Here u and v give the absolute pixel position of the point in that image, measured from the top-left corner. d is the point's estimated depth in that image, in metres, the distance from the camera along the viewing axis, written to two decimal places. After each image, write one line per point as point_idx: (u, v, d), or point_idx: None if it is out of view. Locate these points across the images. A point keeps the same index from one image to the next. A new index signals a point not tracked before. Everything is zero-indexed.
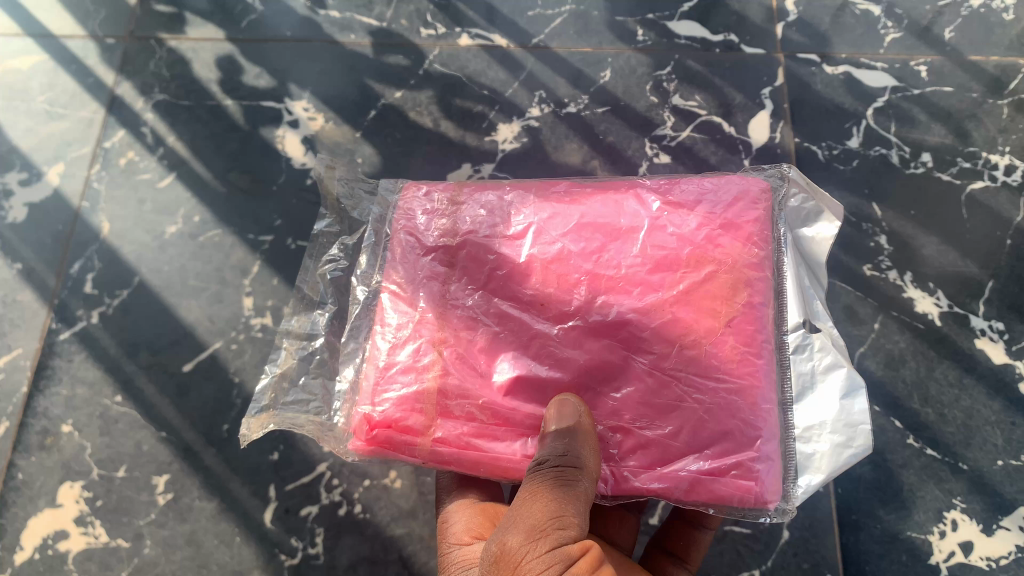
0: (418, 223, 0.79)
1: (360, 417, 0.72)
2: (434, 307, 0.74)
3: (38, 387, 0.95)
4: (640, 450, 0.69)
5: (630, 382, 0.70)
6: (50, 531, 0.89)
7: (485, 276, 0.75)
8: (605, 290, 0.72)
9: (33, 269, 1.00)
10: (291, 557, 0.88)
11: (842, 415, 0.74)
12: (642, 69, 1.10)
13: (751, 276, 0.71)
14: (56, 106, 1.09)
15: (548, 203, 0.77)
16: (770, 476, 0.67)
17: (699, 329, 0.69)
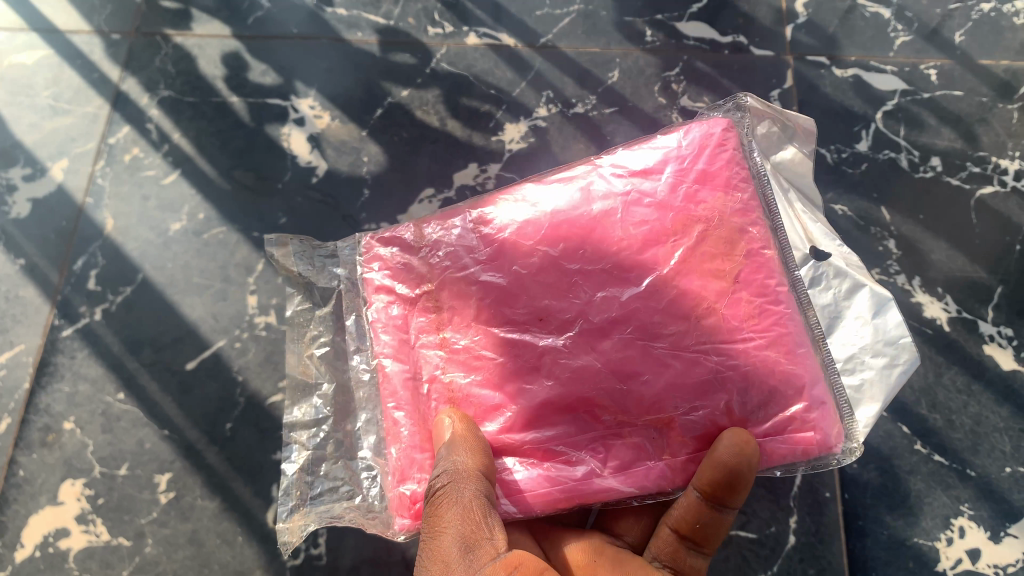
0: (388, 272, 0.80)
1: (399, 496, 0.73)
2: (439, 362, 0.75)
3: (40, 383, 0.94)
4: (689, 433, 0.71)
5: (654, 371, 0.71)
6: (51, 528, 0.89)
7: (474, 308, 0.76)
8: (602, 286, 0.75)
9: (36, 264, 0.99)
10: (293, 558, 0.87)
11: (879, 334, 0.79)
12: (650, 70, 1.10)
13: (740, 224, 0.76)
14: (61, 101, 1.08)
15: (511, 220, 0.79)
16: (828, 422, 0.71)
17: (710, 295, 0.73)
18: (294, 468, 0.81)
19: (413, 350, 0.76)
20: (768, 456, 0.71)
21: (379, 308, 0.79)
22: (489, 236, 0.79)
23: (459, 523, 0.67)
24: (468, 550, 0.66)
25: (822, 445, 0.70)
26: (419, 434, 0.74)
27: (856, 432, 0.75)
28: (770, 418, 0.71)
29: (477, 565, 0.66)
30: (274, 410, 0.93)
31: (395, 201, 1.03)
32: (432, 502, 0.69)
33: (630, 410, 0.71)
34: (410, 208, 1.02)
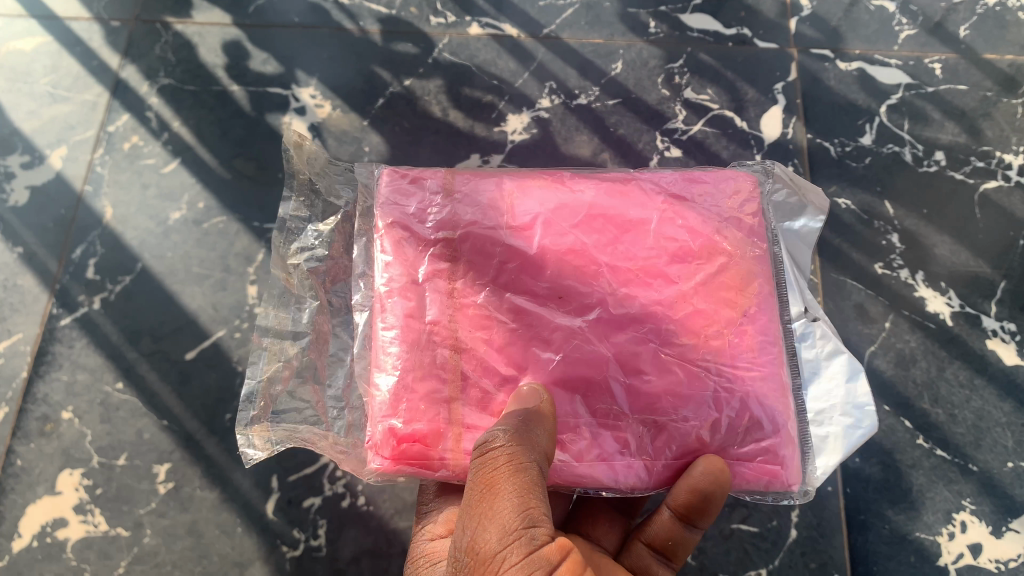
0: (413, 215, 0.76)
1: (383, 430, 0.69)
2: (445, 313, 0.72)
3: (38, 372, 0.94)
4: (666, 442, 0.69)
5: (657, 374, 0.70)
6: (49, 518, 0.88)
7: (494, 269, 0.73)
8: (626, 283, 0.73)
9: (34, 253, 0.99)
10: (292, 549, 0.87)
11: (847, 398, 0.79)
12: (653, 62, 1.09)
13: (759, 268, 0.75)
14: (60, 89, 1.07)
15: (549, 194, 0.76)
16: (794, 462, 0.70)
17: (719, 319, 0.72)
18: (261, 376, 0.79)
19: (421, 291, 0.73)
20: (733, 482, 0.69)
21: (393, 242, 0.75)
22: (524, 205, 0.76)
23: (520, 490, 0.62)
24: (529, 523, 0.61)
25: (783, 482, 0.69)
26: (413, 373, 0.70)
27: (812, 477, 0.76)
28: (748, 443, 0.70)
29: (537, 541, 0.60)
30: None
31: None
32: (488, 463, 0.64)
33: (627, 405, 0.70)
34: None
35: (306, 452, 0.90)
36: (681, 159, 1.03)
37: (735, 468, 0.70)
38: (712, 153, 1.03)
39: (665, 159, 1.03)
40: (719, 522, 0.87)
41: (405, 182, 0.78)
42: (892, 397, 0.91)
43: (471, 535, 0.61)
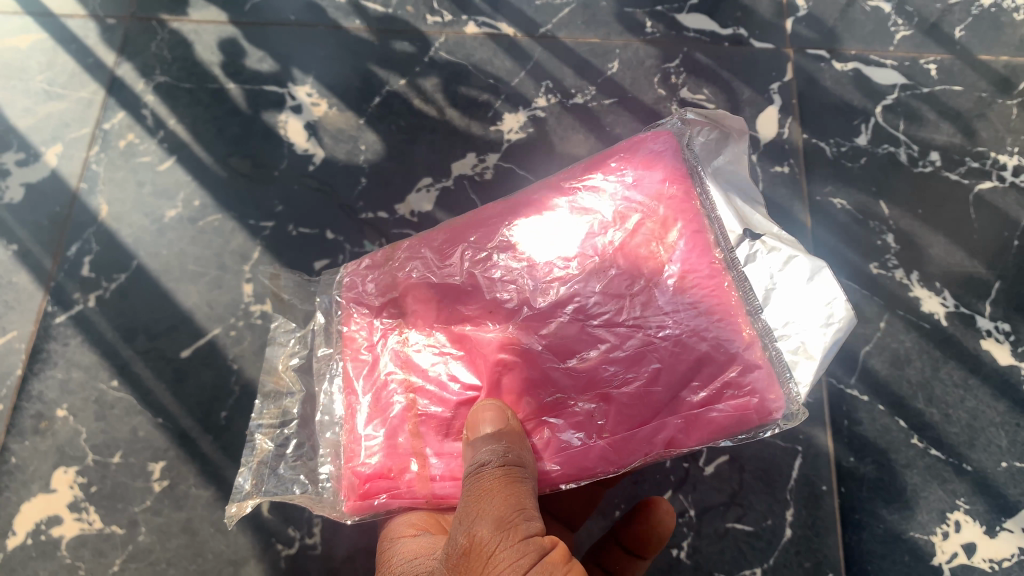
0: (361, 287, 0.81)
1: (350, 473, 0.72)
2: (396, 360, 0.76)
3: (33, 369, 0.93)
4: (621, 406, 0.70)
5: (591, 349, 0.72)
6: (43, 516, 0.88)
7: (435, 308, 0.77)
8: (548, 272, 0.76)
9: (29, 250, 0.98)
10: (287, 547, 0.87)
11: (816, 297, 0.74)
12: (650, 61, 1.09)
13: (678, 215, 0.75)
14: (55, 86, 1.07)
15: (474, 230, 0.81)
16: (764, 383, 0.68)
17: (645, 275, 0.73)
18: (253, 463, 0.79)
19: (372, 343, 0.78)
20: (707, 426, 0.68)
21: (349, 312, 0.80)
22: (453, 246, 0.80)
23: (512, 495, 0.64)
24: (525, 519, 0.63)
25: (761, 409, 0.68)
26: (376, 419, 0.73)
27: (796, 393, 0.69)
28: (711, 389, 0.69)
29: (532, 531, 0.63)
30: None
31: (392, 190, 1.02)
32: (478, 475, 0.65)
33: (568, 387, 0.71)
34: (407, 197, 1.01)
35: None
36: None
37: (702, 411, 0.68)
38: None
39: None
40: (715, 521, 0.87)
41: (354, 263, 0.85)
42: (886, 396, 0.92)
43: (469, 524, 0.63)
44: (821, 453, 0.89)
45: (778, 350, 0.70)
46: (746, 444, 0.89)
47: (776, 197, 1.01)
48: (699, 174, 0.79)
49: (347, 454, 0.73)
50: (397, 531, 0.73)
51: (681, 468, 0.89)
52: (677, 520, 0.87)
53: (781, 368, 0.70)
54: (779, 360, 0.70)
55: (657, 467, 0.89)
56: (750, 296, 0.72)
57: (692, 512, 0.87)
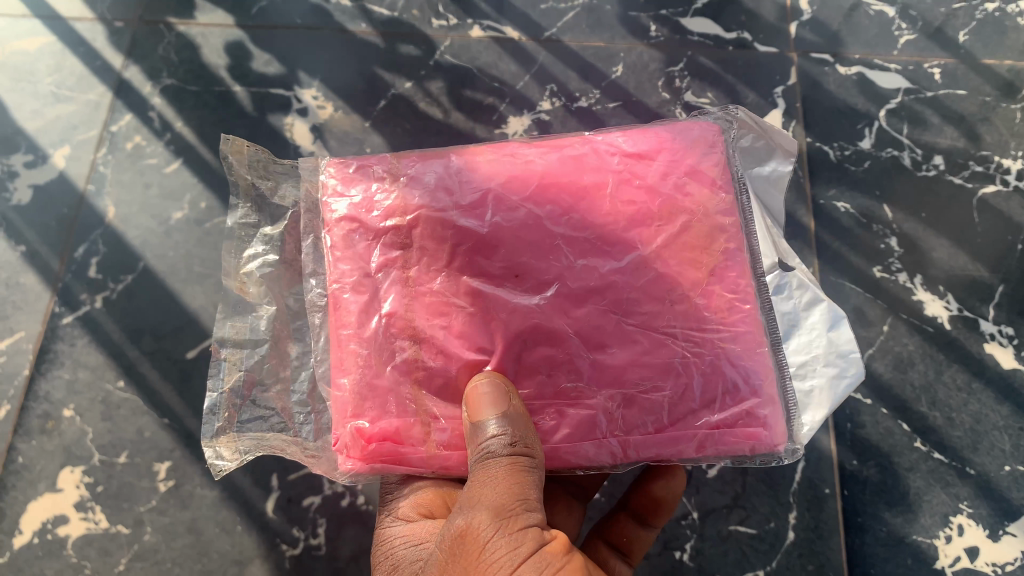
0: (360, 207, 0.73)
1: (351, 430, 0.67)
2: (401, 303, 0.69)
3: (40, 370, 0.94)
4: (643, 414, 0.67)
5: (621, 345, 0.68)
6: (50, 515, 0.88)
7: (446, 252, 0.70)
8: (582, 253, 0.70)
9: (37, 252, 0.99)
10: (292, 547, 0.87)
11: (831, 347, 0.75)
12: (654, 65, 1.10)
13: (725, 223, 0.72)
14: (63, 89, 1.08)
15: (496, 168, 0.73)
16: (777, 421, 0.68)
17: (684, 282, 0.70)
18: (223, 387, 0.74)
19: (373, 279, 0.70)
20: (716, 448, 0.67)
21: (343, 236, 0.72)
22: (475, 182, 0.73)
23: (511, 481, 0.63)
24: (524, 510, 0.63)
25: (768, 443, 0.68)
26: (374, 369, 0.68)
27: (800, 434, 0.72)
28: (728, 410, 0.68)
29: (532, 522, 0.63)
30: None
31: None
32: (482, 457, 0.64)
33: (592, 380, 0.67)
34: None
35: None
36: None
37: (715, 431, 0.67)
38: None
39: None
40: (717, 523, 0.87)
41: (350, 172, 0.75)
42: (890, 399, 0.92)
43: (468, 512, 0.64)
44: (824, 456, 0.89)
45: (793, 388, 0.72)
46: None
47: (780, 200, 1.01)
48: (742, 184, 0.77)
49: (340, 401, 0.68)
50: (402, 512, 0.74)
51: None
52: (680, 522, 0.87)
53: (793, 407, 0.71)
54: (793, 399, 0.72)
55: None
56: (775, 326, 0.72)
57: (695, 515, 0.88)
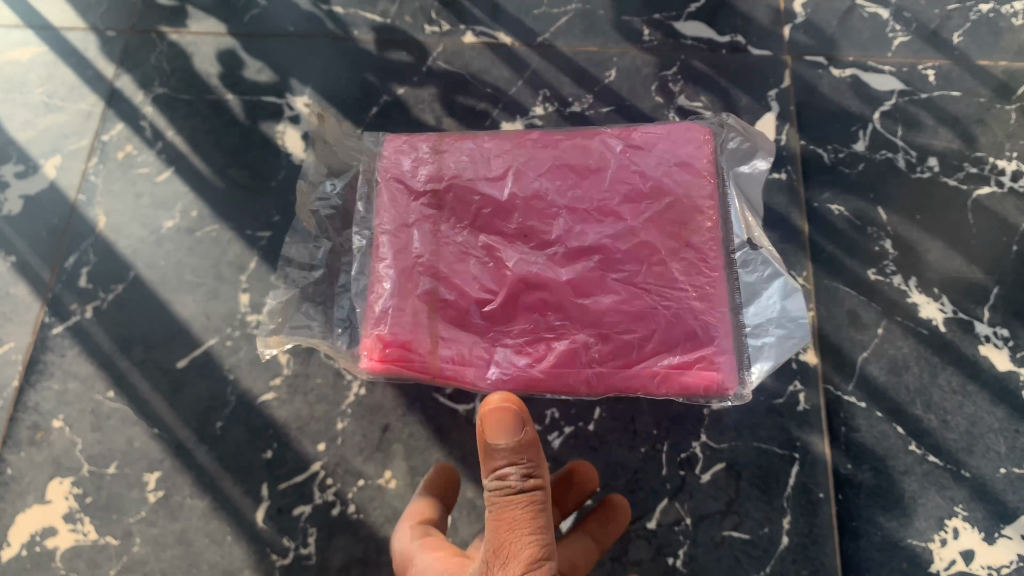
0: (406, 170, 0.90)
1: (374, 337, 0.84)
2: (429, 248, 0.87)
3: (30, 380, 0.94)
4: (616, 353, 0.82)
5: (604, 294, 0.84)
6: (39, 527, 0.88)
7: (472, 215, 0.88)
8: (581, 222, 0.86)
9: (27, 262, 0.99)
10: (282, 557, 0.86)
11: (782, 314, 0.88)
12: (647, 70, 1.09)
13: (706, 203, 0.85)
14: (54, 99, 1.08)
15: (523, 150, 0.90)
16: (731, 367, 0.80)
17: (663, 249, 0.84)
18: None
19: (409, 231, 0.88)
20: (672, 386, 0.80)
21: (387, 193, 0.89)
22: (502, 160, 0.90)
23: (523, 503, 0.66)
24: (538, 535, 0.65)
25: (720, 386, 0.80)
26: (401, 297, 0.85)
27: (748, 382, 0.83)
28: (687, 354, 0.81)
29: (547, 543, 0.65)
30: (265, 410, 0.92)
31: None
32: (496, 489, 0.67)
33: (577, 321, 0.83)
34: None
35: (297, 460, 0.90)
36: None
37: (675, 371, 0.80)
38: None
39: None
40: (710, 529, 0.86)
41: (408, 144, 0.91)
42: (884, 403, 0.91)
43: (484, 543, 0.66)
44: (819, 460, 0.89)
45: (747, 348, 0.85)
46: (742, 451, 0.89)
47: (773, 203, 1.01)
48: (726, 177, 0.91)
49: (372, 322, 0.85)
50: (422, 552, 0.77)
51: (676, 476, 0.88)
52: (673, 528, 0.86)
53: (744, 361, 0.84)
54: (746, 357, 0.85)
55: (653, 475, 0.88)
56: (736, 294, 0.85)
57: (688, 520, 0.87)
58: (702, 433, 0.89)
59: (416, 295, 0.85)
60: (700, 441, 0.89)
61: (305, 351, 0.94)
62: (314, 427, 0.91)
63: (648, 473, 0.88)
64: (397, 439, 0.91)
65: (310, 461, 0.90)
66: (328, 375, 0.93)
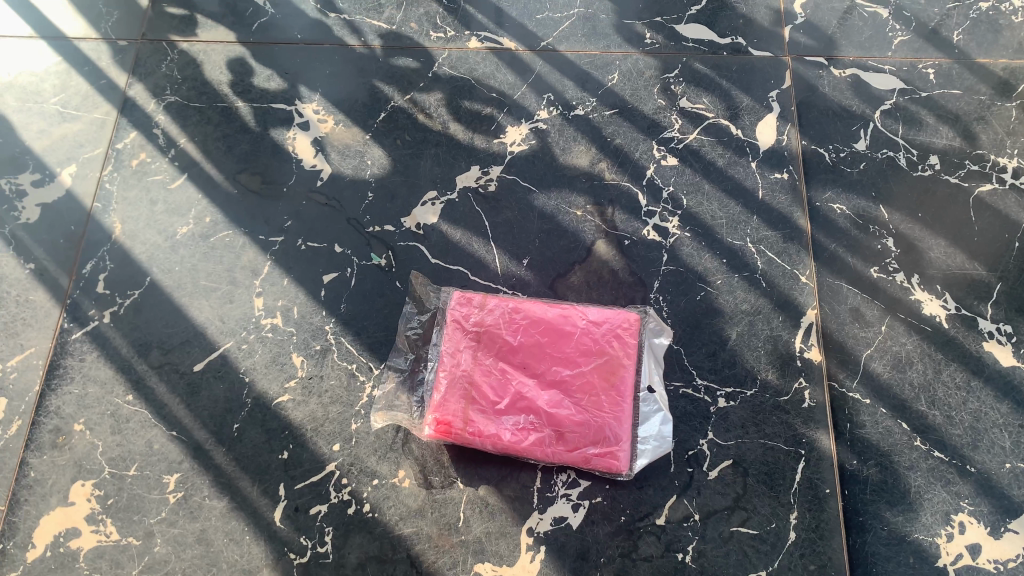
0: (424, 212, 1.03)
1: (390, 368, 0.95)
2: (437, 293, 0.99)
3: (50, 385, 0.96)
4: (556, 426, 0.87)
5: (551, 382, 0.89)
6: (62, 528, 0.90)
7: (478, 258, 1.01)
8: (555, 289, 0.98)
9: (45, 269, 1.01)
10: (299, 556, 0.88)
11: None
12: (650, 72, 1.11)
13: (657, 285, 0.98)
14: (68, 108, 1.10)
15: (523, 198, 1.04)
16: (607, 456, 0.85)
17: (603, 392, 0.87)
18: None
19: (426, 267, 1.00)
20: (585, 461, 0.85)
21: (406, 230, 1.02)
22: (505, 205, 1.03)
23: None
24: None
25: (585, 461, 0.85)
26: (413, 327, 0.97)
27: (729, 418, 0.92)
28: (610, 441, 0.85)
29: None
30: (281, 411, 0.94)
31: (398, 203, 1.04)
32: None
33: (527, 393, 0.88)
34: (413, 209, 1.03)
35: (312, 460, 0.92)
36: (677, 167, 1.05)
37: (592, 453, 0.85)
38: (707, 162, 1.05)
39: (662, 167, 1.05)
40: (719, 525, 0.88)
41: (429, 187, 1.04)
42: (889, 399, 0.92)
43: None
44: (824, 456, 0.90)
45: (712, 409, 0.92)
46: (749, 448, 0.90)
47: (775, 203, 1.02)
48: (704, 227, 1.01)
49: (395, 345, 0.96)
50: None
51: (684, 473, 0.90)
52: (681, 524, 0.88)
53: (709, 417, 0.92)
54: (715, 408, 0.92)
55: (661, 472, 0.90)
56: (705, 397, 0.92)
57: (696, 516, 0.88)
58: (709, 431, 0.91)
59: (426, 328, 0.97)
60: (707, 438, 0.91)
61: (319, 354, 0.97)
62: (328, 428, 0.93)
63: (656, 471, 0.90)
64: (411, 439, 0.92)
65: (325, 461, 0.92)
66: (342, 377, 0.95)
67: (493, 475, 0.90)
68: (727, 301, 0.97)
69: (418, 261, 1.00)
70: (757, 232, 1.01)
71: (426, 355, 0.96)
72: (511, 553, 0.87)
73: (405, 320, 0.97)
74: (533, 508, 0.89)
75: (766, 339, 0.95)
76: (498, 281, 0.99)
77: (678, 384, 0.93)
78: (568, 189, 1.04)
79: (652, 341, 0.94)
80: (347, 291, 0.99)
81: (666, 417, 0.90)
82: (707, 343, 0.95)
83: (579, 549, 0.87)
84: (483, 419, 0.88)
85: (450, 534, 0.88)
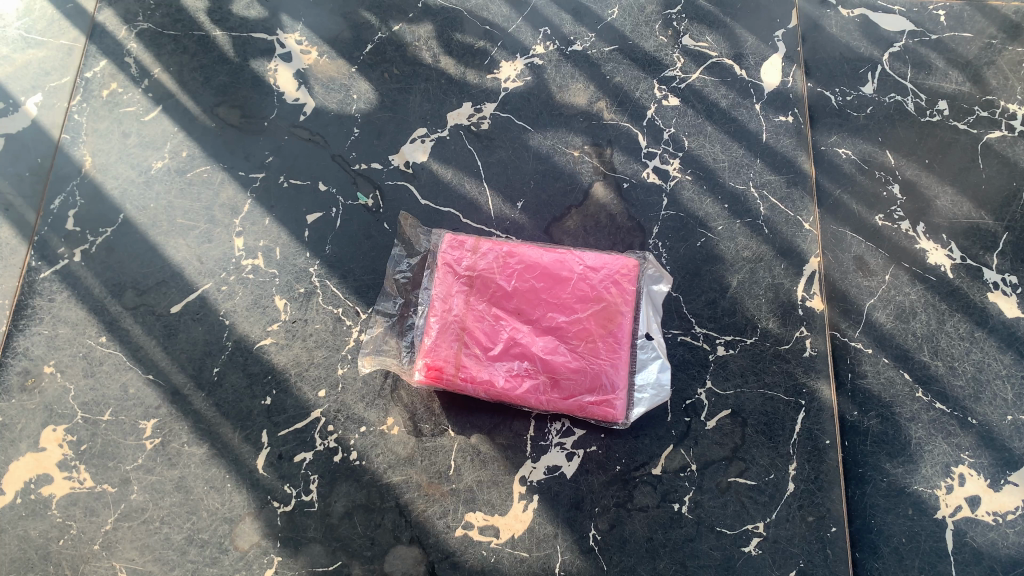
0: (413, 149, 0.98)
1: (377, 312, 0.91)
2: (428, 236, 0.94)
3: (17, 326, 0.91)
4: (550, 374, 0.83)
5: (546, 328, 0.85)
6: (33, 475, 0.86)
7: (469, 201, 0.96)
8: (552, 234, 0.95)
9: (11, 205, 0.95)
10: (283, 504, 0.86)
11: None
12: (651, 8, 1.05)
13: (659, 229, 0.94)
14: (33, 33, 1.03)
15: (518, 139, 0.99)
16: (600, 405, 0.82)
17: (599, 336, 0.83)
18: None
19: (417, 208, 0.95)
20: (580, 408, 0.82)
21: (395, 169, 0.97)
22: (496, 146, 0.98)
23: None
24: None
25: (582, 410, 0.82)
26: (400, 270, 0.93)
27: (728, 368, 0.89)
28: (607, 388, 0.82)
29: None
30: (263, 355, 0.90)
31: (386, 140, 0.98)
32: None
33: (522, 339, 0.85)
34: (402, 147, 0.98)
35: (296, 407, 0.88)
36: (678, 107, 1.00)
37: (586, 399, 0.82)
38: (710, 102, 1.00)
39: (663, 108, 1.00)
40: (716, 475, 0.86)
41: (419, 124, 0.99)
42: (891, 349, 0.90)
43: None
44: (825, 406, 0.88)
45: (710, 355, 0.89)
46: (748, 398, 0.88)
47: (780, 146, 0.98)
48: (707, 167, 0.97)
49: (382, 288, 0.92)
50: None
51: (682, 422, 0.87)
52: (678, 475, 0.86)
53: (709, 363, 0.89)
54: (712, 356, 0.89)
55: (658, 422, 0.87)
56: (702, 342, 0.90)
57: (693, 467, 0.86)
58: (707, 379, 0.89)
59: (415, 272, 0.93)
60: (705, 387, 0.88)
61: (303, 297, 0.92)
62: (313, 374, 0.90)
63: (652, 420, 0.87)
64: (401, 386, 0.89)
65: (310, 407, 0.88)
66: (327, 322, 0.91)
67: (485, 423, 0.87)
68: (728, 248, 0.94)
69: (408, 202, 0.96)
70: (759, 175, 0.97)
71: (416, 299, 0.92)
72: (502, 503, 0.85)
73: (394, 263, 0.93)
74: (526, 457, 0.86)
75: (768, 288, 0.92)
76: (491, 224, 0.95)
77: (676, 332, 0.90)
78: (565, 128, 0.99)
79: (650, 288, 0.91)
80: (333, 232, 0.94)
81: (664, 365, 0.88)
82: (706, 291, 0.92)
83: (572, 498, 0.85)
84: (476, 364, 0.84)
85: (440, 483, 0.86)
